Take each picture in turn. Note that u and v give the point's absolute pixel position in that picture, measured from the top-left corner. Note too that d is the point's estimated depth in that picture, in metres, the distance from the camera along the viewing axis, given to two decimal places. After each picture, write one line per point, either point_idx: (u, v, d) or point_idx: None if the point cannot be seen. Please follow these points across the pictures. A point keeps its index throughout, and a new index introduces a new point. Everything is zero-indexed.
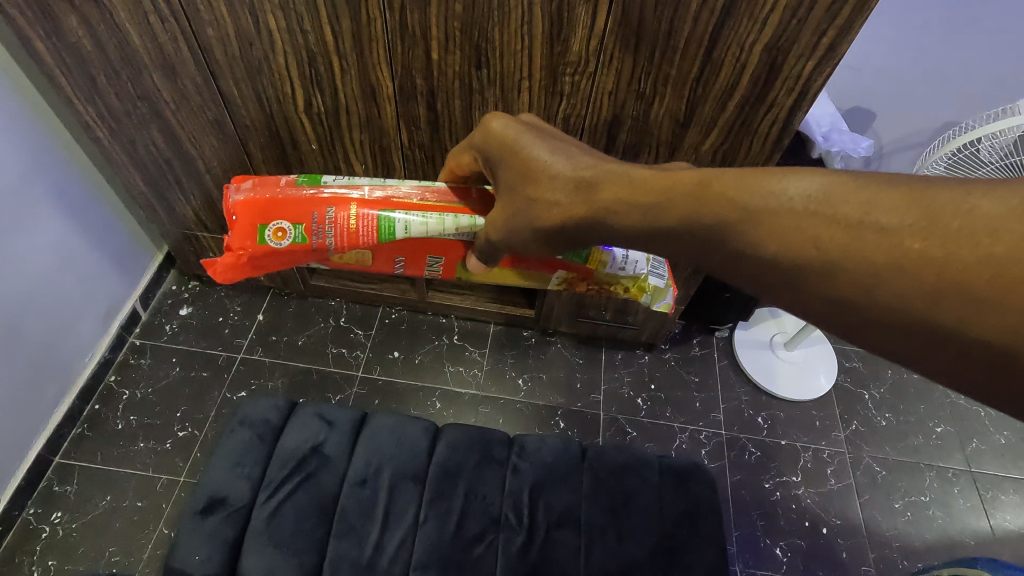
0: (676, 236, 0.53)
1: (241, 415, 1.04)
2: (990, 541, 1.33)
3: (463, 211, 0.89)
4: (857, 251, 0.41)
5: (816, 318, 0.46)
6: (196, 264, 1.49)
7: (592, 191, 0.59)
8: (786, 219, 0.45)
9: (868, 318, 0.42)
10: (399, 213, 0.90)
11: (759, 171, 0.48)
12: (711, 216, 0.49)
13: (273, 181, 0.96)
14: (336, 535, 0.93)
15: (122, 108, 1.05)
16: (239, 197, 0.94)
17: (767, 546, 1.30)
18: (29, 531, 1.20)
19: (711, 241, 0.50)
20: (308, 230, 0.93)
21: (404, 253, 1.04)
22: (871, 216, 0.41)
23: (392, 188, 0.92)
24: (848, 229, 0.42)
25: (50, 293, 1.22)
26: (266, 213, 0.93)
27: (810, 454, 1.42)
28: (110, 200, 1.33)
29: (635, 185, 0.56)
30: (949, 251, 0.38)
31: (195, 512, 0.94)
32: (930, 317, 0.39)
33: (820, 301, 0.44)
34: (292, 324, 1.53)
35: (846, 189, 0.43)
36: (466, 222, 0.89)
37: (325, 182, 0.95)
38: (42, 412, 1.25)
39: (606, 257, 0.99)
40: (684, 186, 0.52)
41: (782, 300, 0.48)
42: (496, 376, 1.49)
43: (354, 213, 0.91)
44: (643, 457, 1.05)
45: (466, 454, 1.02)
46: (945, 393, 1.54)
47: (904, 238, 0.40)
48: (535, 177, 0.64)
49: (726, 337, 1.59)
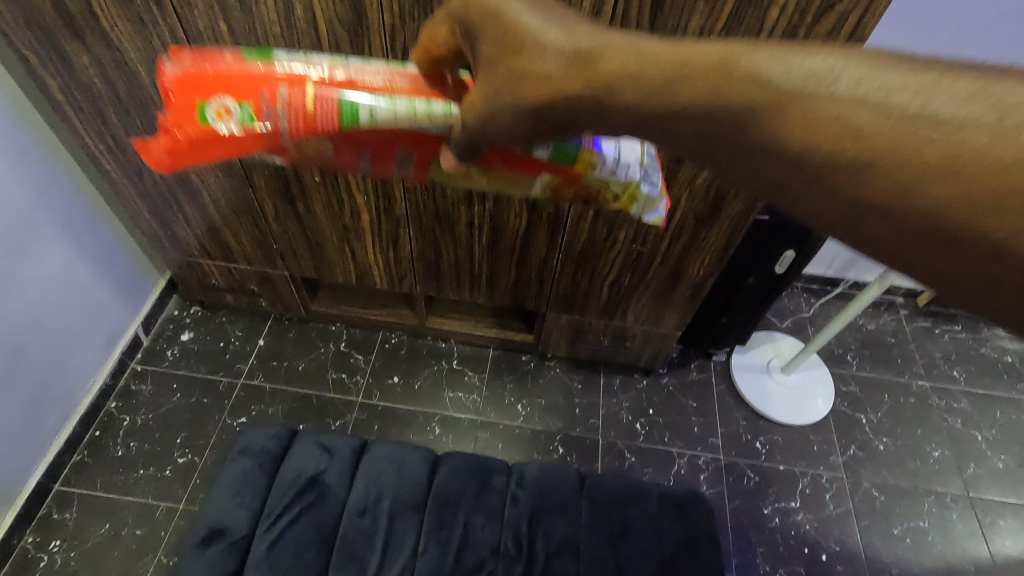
0: (683, 129, 0.44)
1: (242, 444, 1.05)
2: (990, 567, 1.33)
3: (439, 97, 0.65)
4: (908, 148, 0.36)
5: (835, 223, 0.40)
6: (198, 291, 1.51)
7: (595, 68, 0.46)
8: (825, 105, 0.38)
9: (881, 222, 0.38)
10: (368, 98, 0.65)
11: (792, 47, 0.40)
12: (736, 100, 0.41)
13: (218, 53, 0.69)
14: (336, 565, 0.93)
15: (130, 142, 1.08)
16: (173, 70, 0.67)
17: (766, 573, 1.30)
18: (27, 560, 1.20)
19: (730, 130, 0.42)
20: (257, 111, 0.65)
21: (370, 144, 0.73)
22: (930, 105, 0.36)
23: (358, 70, 0.67)
24: (896, 119, 0.36)
25: (52, 320, 1.23)
26: (204, 90, 0.66)
27: (808, 479, 1.43)
28: (115, 228, 1.35)
29: (643, 59, 0.44)
30: (1015, 152, 0.33)
31: (196, 542, 0.94)
32: (973, 227, 0.35)
33: (831, 195, 0.39)
34: (293, 349, 1.54)
35: (898, 77, 0.37)
36: (441, 110, 0.64)
37: (279, 58, 0.67)
38: (42, 440, 1.25)
39: (596, 156, 0.72)
40: (706, 65, 0.42)
41: (794, 201, 0.42)
42: (495, 401, 1.49)
43: (312, 94, 0.65)
44: (642, 484, 1.05)
45: (465, 483, 1.03)
46: (942, 417, 1.55)
47: (965, 133, 0.34)
48: (520, 43, 0.48)
49: (723, 361, 1.60)
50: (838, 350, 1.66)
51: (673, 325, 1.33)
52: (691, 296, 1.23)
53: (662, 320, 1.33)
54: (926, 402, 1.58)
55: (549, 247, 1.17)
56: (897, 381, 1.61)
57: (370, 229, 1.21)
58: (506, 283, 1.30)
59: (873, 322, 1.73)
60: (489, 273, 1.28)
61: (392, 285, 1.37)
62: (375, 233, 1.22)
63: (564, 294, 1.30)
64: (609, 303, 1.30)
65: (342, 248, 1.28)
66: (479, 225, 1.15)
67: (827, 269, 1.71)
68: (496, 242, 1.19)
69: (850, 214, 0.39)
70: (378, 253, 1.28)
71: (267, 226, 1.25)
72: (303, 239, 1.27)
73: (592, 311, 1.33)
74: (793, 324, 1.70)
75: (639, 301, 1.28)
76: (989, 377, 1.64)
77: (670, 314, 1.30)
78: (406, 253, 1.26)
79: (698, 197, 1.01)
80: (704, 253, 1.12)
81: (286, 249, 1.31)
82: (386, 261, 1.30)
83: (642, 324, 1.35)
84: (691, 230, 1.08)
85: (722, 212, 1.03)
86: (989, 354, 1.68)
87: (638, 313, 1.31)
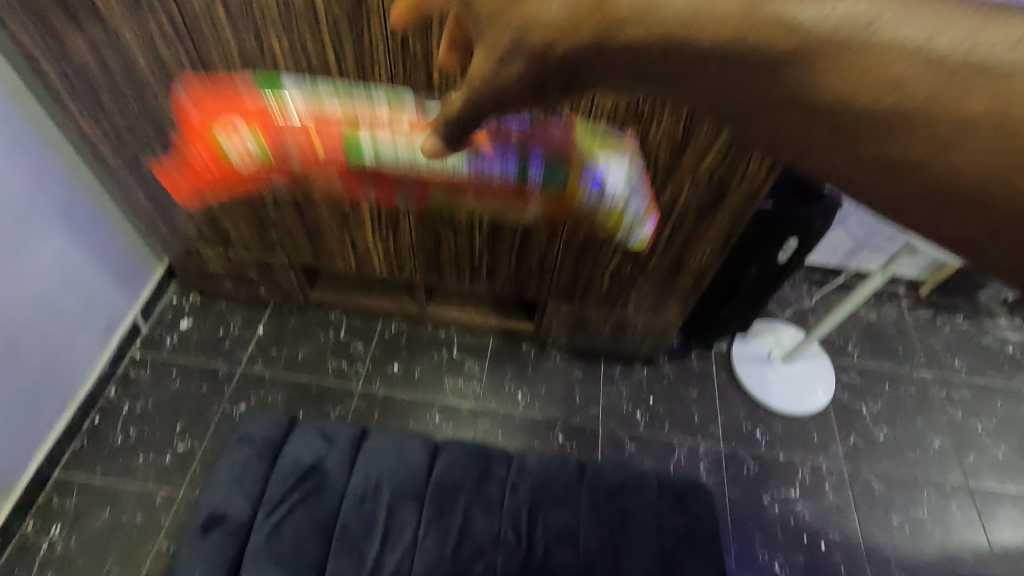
0: (701, 80, 0.39)
1: (242, 431, 1.05)
2: (988, 556, 1.33)
3: (382, 136, 0.84)
4: (950, 102, 0.33)
5: (855, 181, 0.38)
6: (197, 278, 1.50)
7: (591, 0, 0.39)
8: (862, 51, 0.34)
9: (860, 153, 0.37)
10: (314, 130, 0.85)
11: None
12: (740, 34, 0.36)
13: (229, 77, 0.94)
14: (335, 553, 0.93)
15: (127, 127, 1.07)
16: (184, 93, 0.98)
17: (765, 562, 1.30)
18: (27, 546, 1.20)
19: (716, 65, 0.38)
20: (236, 130, 0.87)
21: (318, 145, 0.86)
22: (978, 48, 0.32)
23: (320, 107, 0.87)
24: (932, 64, 0.33)
25: (51, 307, 1.22)
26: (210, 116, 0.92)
27: (808, 468, 1.43)
28: (113, 215, 1.34)
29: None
30: None
31: (196, 528, 0.94)
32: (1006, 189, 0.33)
33: (816, 124, 0.37)
34: (293, 337, 1.54)
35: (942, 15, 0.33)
36: (385, 147, 0.84)
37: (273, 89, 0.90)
38: (42, 427, 1.25)
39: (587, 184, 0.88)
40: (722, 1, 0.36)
41: (814, 158, 0.39)
42: (495, 389, 1.49)
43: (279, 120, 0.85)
44: (642, 473, 1.05)
45: (465, 471, 1.03)
46: (942, 407, 1.55)
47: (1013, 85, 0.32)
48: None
49: (724, 350, 1.60)
50: (840, 340, 1.66)
51: (674, 315, 1.33)
52: (694, 286, 1.22)
53: (663, 310, 1.32)
54: (927, 393, 1.57)
55: (550, 235, 1.16)
56: (898, 371, 1.61)
57: (369, 217, 1.20)
58: (506, 273, 1.29)
59: (875, 312, 1.72)
60: (490, 262, 1.27)
61: (391, 273, 1.36)
62: (375, 221, 1.21)
63: (565, 283, 1.28)
64: (611, 292, 1.29)
65: (341, 236, 1.27)
66: (480, 213, 1.14)
67: (829, 259, 1.70)
68: (496, 230, 1.17)
69: (829, 143, 0.38)
70: (378, 241, 1.26)
71: (266, 214, 1.24)
72: (302, 226, 1.26)
73: (594, 300, 1.32)
74: (794, 314, 1.69)
75: (640, 291, 1.27)
76: (990, 368, 1.63)
77: (672, 304, 1.29)
78: (406, 241, 1.25)
79: (701, 185, 0.99)
80: (707, 243, 1.11)
81: (285, 236, 1.29)
82: (386, 250, 1.29)
83: (644, 313, 1.34)
84: (694, 219, 1.06)
85: (726, 201, 1.01)
86: (991, 345, 1.67)
87: (639, 302, 1.31)
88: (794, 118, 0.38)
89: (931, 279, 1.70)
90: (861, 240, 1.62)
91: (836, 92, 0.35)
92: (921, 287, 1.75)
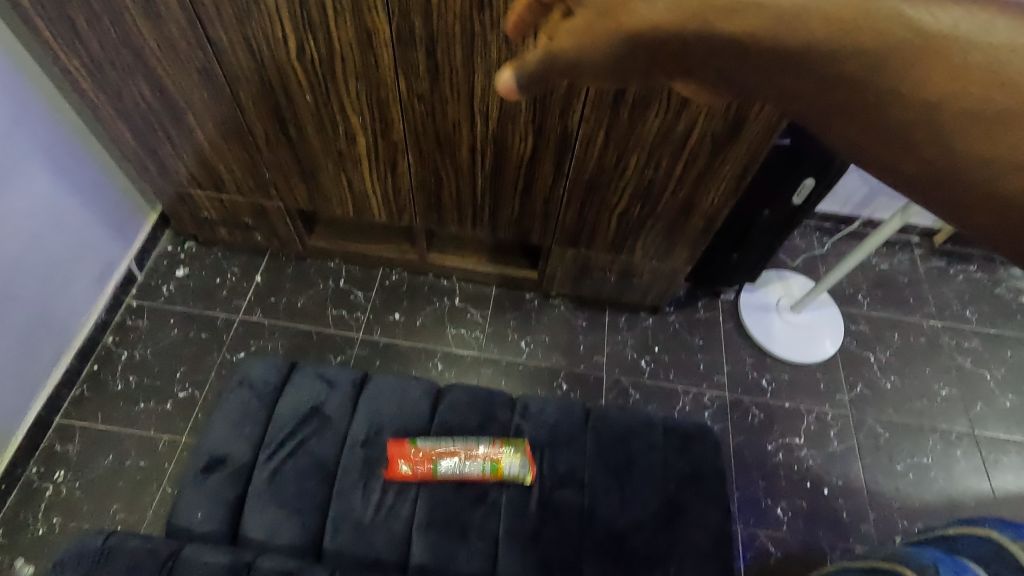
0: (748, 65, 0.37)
1: (240, 374, 1.03)
2: (991, 501, 1.33)
3: None
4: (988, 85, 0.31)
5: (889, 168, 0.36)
6: (191, 225, 1.46)
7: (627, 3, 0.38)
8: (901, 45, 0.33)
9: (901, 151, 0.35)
10: None
11: None
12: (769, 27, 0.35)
13: None
14: (337, 494, 0.93)
15: (107, 57, 1.01)
16: None
17: (768, 506, 1.30)
18: (32, 490, 1.20)
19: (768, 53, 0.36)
20: None
21: None
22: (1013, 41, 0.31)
23: None
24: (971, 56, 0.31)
25: (41, 250, 1.19)
26: None
27: (813, 416, 1.41)
28: (99, 156, 1.29)
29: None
30: None
31: (196, 471, 0.93)
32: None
33: (866, 116, 0.35)
34: (291, 286, 1.51)
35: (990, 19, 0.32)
36: None
37: None
38: (39, 372, 1.24)
39: None
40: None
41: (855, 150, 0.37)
42: (498, 338, 1.47)
43: None
44: (647, 418, 1.03)
45: (468, 415, 1.02)
46: (951, 356, 1.53)
47: None
48: None
49: (731, 299, 1.57)
50: (849, 289, 1.62)
51: (683, 260, 1.29)
52: (704, 228, 1.18)
53: (671, 255, 1.28)
54: (936, 342, 1.55)
55: (555, 174, 1.11)
56: (908, 320, 1.58)
57: (366, 156, 1.15)
58: (509, 216, 1.25)
59: (886, 261, 1.68)
60: (492, 204, 1.22)
61: (391, 218, 1.31)
62: (372, 159, 1.15)
63: (570, 227, 1.24)
64: (617, 237, 1.25)
65: (338, 176, 1.22)
66: (482, 150, 1.09)
67: (842, 207, 1.65)
68: (499, 169, 1.12)
69: (872, 140, 0.36)
70: (376, 182, 1.21)
71: (258, 153, 1.19)
72: (296, 166, 1.20)
73: (600, 245, 1.28)
74: (804, 263, 1.65)
75: (648, 235, 1.23)
76: (1002, 318, 1.60)
77: (680, 249, 1.25)
78: (406, 182, 1.20)
79: (717, 116, 0.93)
80: (720, 181, 1.06)
81: (280, 177, 1.24)
82: (384, 192, 1.24)
83: (651, 259, 1.30)
84: (708, 155, 1.01)
85: (742, 134, 0.96)
86: (1004, 294, 1.64)
87: (646, 247, 1.27)
88: (841, 105, 0.36)
89: (946, 228, 1.65)
90: (877, 186, 1.57)
91: (879, 82, 0.34)
92: (935, 235, 1.70)
